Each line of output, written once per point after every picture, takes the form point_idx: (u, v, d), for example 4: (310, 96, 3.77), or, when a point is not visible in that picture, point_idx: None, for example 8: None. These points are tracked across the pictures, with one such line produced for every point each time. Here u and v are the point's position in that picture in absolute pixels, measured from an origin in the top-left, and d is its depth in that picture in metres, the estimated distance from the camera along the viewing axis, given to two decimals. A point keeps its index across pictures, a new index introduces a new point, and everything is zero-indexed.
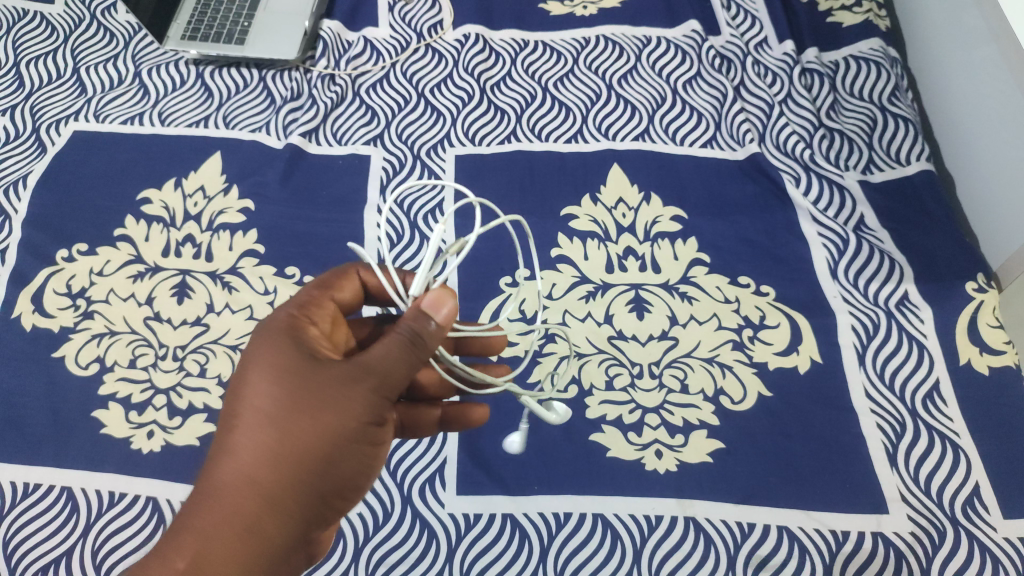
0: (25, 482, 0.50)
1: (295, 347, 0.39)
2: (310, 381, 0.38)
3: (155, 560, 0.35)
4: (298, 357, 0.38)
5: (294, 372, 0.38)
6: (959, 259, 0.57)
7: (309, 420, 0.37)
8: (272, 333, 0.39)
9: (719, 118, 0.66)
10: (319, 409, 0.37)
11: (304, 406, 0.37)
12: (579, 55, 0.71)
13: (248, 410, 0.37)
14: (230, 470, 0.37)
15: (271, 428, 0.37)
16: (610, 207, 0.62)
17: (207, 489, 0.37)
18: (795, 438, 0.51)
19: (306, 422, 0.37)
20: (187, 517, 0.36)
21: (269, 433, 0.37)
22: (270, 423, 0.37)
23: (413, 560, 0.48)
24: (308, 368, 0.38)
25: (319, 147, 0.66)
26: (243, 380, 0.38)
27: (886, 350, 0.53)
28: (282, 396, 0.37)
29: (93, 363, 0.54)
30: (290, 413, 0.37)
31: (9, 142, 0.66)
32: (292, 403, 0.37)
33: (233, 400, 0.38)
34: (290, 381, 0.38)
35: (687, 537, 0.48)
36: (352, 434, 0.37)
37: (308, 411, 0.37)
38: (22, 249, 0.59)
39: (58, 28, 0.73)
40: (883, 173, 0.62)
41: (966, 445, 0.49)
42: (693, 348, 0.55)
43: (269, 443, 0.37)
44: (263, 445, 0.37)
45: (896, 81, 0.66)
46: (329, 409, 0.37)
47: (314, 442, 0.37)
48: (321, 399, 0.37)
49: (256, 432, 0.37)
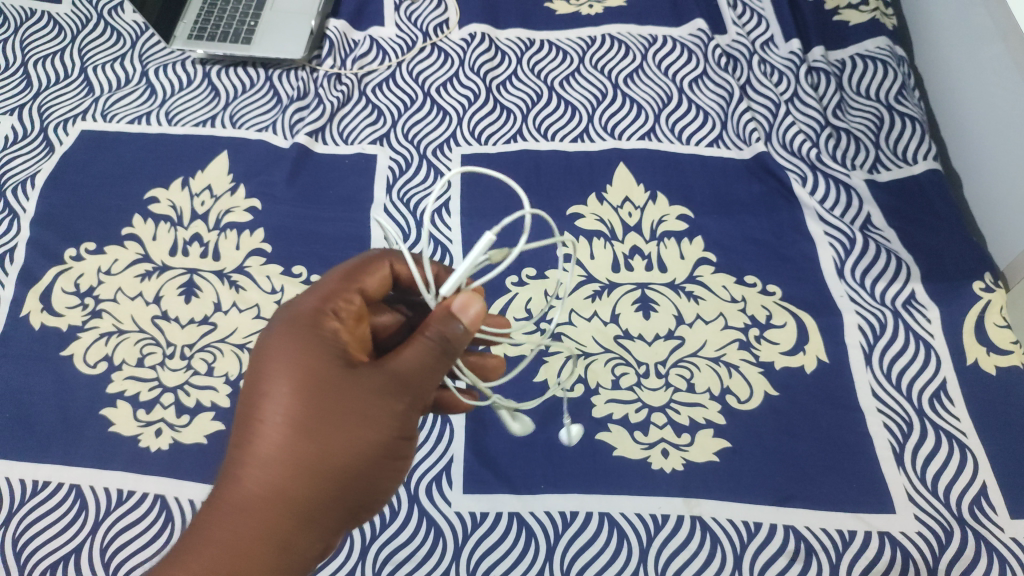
0: (34, 480, 0.50)
1: (324, 354, 0.38)
2: (344, 395, 0.37)
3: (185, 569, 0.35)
4: (329, 367, 0.37)
5: (327, 384, 0.37)
6: (966, 258, 0.57)
7: (344, 436, 0.37)
8: (299, 337, 0.38)
9: (725, 117, 0.66)
10: (353, 426, 0.37)
11: (339, 422, 0.37)
12: (585, 54, 0.71)
13: (277, 422, 0.37)
14: (259, 482, 0.36)
15: (304, 445, 0.36)
16: (616, 206, 0.62)
17: (236, 500, 0.36)
18: (801, 437, 0.51)
19: (340, 438, 0.37)
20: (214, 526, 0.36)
21: (302, 449, 0.36)
22: (304, 439, 0.36)
23: (420, 558, 0.48)
24: (340, 380, 0.37)
25: (326, 146, 0.66)
26: (270, 389, 0.37)
27: (892, 349, 0.53)
28: (314, 409, 0.37)
29: (101, 361, 0.55)
30: (323, 428, 0.36)
31: (17, 141, 0.66)
32: (325, 418, 0.37)
33: (258, 408, 0.37)
34: (323, 394, 0.37)
35: (694, 536, 0.48)
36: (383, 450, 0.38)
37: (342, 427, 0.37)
38: (31, 248, 0.60)
39: (65, 28, 0.73)
40: (890, 172, 0.62)
41: (973, 444, 0.49)
42: (699, 347, 0.55)
43: (302, 458, 0.36)
44: (295, 460, 0.36)
45: (903, 80, 0.65)
46: (363, 426, 0.37)
47: (347, 458, 0.37)
48: (356, 415, 0.37)
49: (288, 446, 0.36)
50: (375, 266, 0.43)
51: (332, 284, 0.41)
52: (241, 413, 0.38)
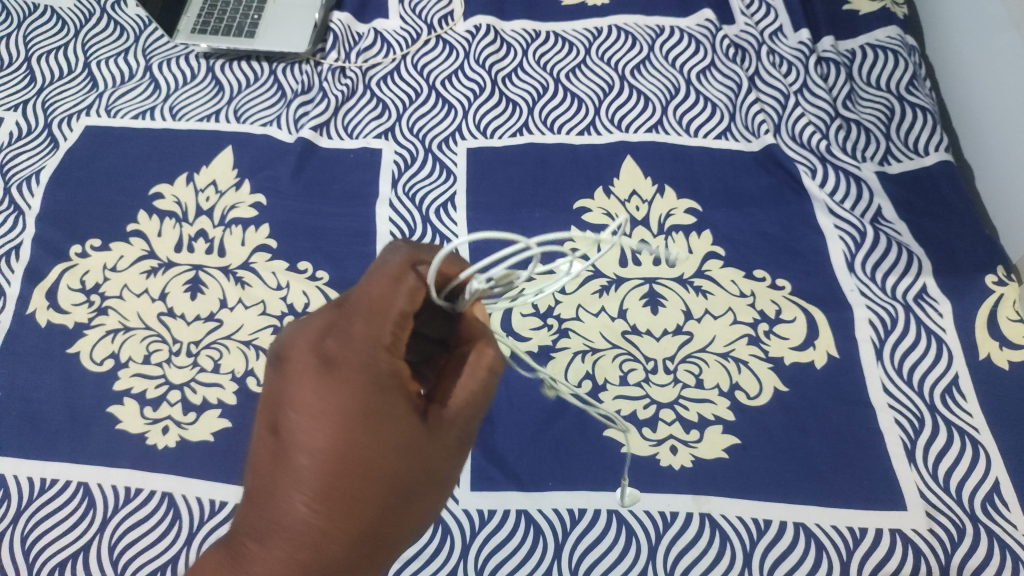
0: (41, 478, 0.50)
1: (380, 398, 0.35)
2: (406, 453, 0.35)
3: None
4: (392, 419, 0.35)
5: (392, 440, 0.35)
6: (979, 251, 0.56)
7: (405, 497, 0.36)
8: (354, 383, 0.35)
9: (734, 109, 0.65)
10: (416, 484, 0.36)
11: (402, 483, 0.36)
12: (591, 46, 0.70)
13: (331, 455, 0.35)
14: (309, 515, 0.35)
15: (361, 506, 0.35)
16: (624, 200, 0.61)
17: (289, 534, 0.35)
18: (811, 433, 0.50)
19: (400, 498, 0.36)
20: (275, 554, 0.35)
21: (360, 512, 0.35)
22: (362, 473, 0.35)
23: (428, 556, 0.48)
24: (404, 439, 0.35)
25: (331, 141, 0.65)
26: (323, 424, 0.35)
27: (903, 343, 0.53)
28: (369, 451, 0.35)
29: (108, 359, 0.54)
30: (380, 470, 0.35)
31: (21, 137, 0.66)
32: (373, 461, 0.35)
33: (308, 442, 0.35)
34: (387, 453, 0.35)
35: (703, 533, 0.47)
36: (434, 503, 0.38)
37: (403, 487, 0.36)
38: (36, 245, 0.59)
39: (68, 23, 0.73)
40: (902, 164, 0.61)
41: (985, 440, 0.49)
42: (708, 343, 0.54)
43: (359, 521, 0.35)
44: (351, 523, 0.35)
45: (914, 70, 0.65)
46: (422, 457, 0.36)
47: (402, 520, 0.36)
48: (418, 472, 0.36)
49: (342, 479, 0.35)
50: (405, 252, 0.38)
51: (373, 305, 0.36)
52: (280, 449, 0.36)
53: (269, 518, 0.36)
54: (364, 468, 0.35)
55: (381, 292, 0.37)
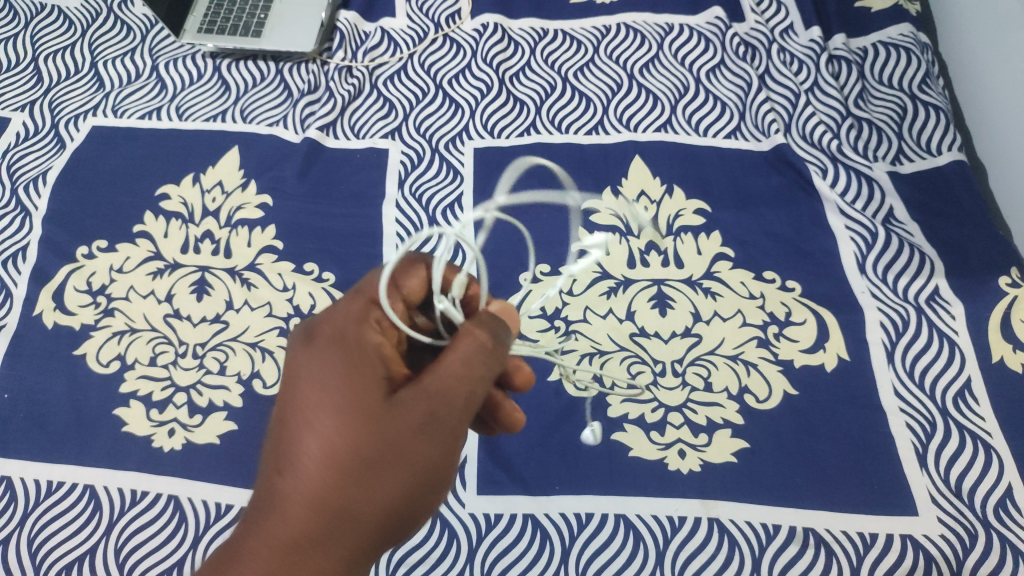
0: (48, 479, 0.50)
1: (355, 363, 0.37)
2: (372, 419, 0.36)
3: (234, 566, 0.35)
4: (357, 387, 0.36)
5: (357, 407, 0.36)
6: (992, 251, 0.55)
7: (377, 466, 0.35)
8: (332, 351, 0.38)
9: (744, 108, 0.65)
10: (388, 453, 0.35)
11: (371, 454, 0.35)
12: (599, 44, 0.69)
13: (308, 419, 0.36)
14: (289, 482, 0.36)
15: (334, 479, 0.35)
16: (632, 200, 0.61)
17: (273, 504, 0.36)
18: (821, 437, 0.50)
19: (374, 471, 0.35)
20: (262, 526, 0.36)
21: (335, 483, 0.35)
22: (334, 434, 0.36)
23: (435, 560, 0.47)
24: (370, 407, 0.36)
25: (337, 141, 0.65)
26: (303, 391, 0.37)
27: (915, 346, 0.52)
28: (339, 412, 0.36)
29: (114, 361, 0.54)
30: (349, 428, 0.36)
31: (28, 138, 0.66)
32: (342, 421, 0.36)
33: (292, 409, 0.37)
34: (353, 419, 0.36)
35: (711, 538, 0.47)
36: (418, 482, 0.36)
37: (373, 457, 0.35)
38: (43, 246, 0.59)
39: (75, 23, 0.73)
40: (914, 164, 0.60)
41: (998, 445, 0.48)
42: (716, 345, 0.54)
43: (334, 493, 0.35)
44: (326, 496, 0.35)
45: (927, 67, 0.64)
46: (395, 422, 0.36)
47: (377, 493, 0.36)
48: (387, 441, 0.35)
49: (317, 442, 0.36)
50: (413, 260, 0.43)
51: (365, 289, 0.40)
52: (273, 424, 0.38)
53: (260, 493, 0.37)
54: (333, 437, 0.36)
55: (372, 283, 0.41)
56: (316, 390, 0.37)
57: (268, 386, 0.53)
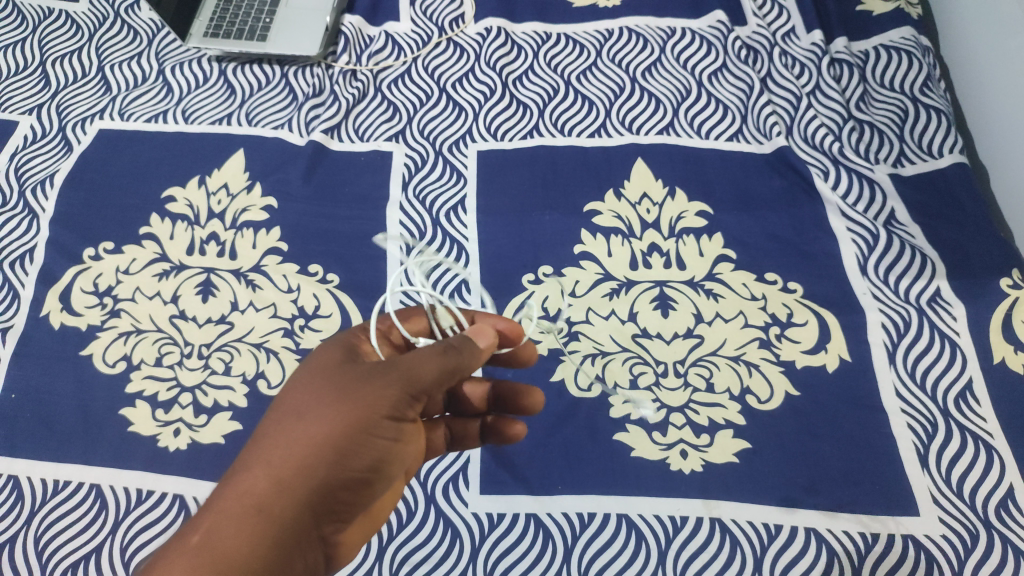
0: (55, 479, 0.50)
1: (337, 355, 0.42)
2: (328, 378, 0.40)
3: (196, 516, 0.37)
4: (328, 360, 0.42)
5: (321, 374, 0.41)
6: (993, 253, 0.55)
7: (320, 415, 0.39)
8: (321, 351, 0.43)
9: (746, 111, 0.65)
10: (330, 404, 0.39)
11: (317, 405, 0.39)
12: (602, 48, 0.70)
13: (287, 394, 0.41)
14: (259, 443, 0.39)
15: (284, 427, 0.39)
16: (634, 203, 0.61)
17: (242, 464, 0.38)
18: (822, 437, 0.50)
19: (316, 417, 0.38)
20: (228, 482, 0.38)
21: (283, 431, 0.39)
22: (305, 399, 0.40)
23: (437, 560, 0.47)
24: (329, 372, 0.41)
25: (342, 144, 0.66)
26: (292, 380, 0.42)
27: (917, 347, 0.52)
28: (314, 383, 0.40)
29: (120, 361, 0.55)
30: (317, 393, 0.40)
31: (35, 141, 0.67)
32: (314, 390, 0.40)
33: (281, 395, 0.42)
34: (312, 381, 0.41)
35: (713, 538, 0.47)
36: (358, 438, 0.38)
37: (318, 407, 0.39)
38: (50, 248, 0.60)
39: (82, 27, 0.74)
40: (916, 166, 0.61)
41: (999, 445, 0.48)
42: (719, 346, 0.54)
43: (283, 441, 0.38)
44: (274, 444, 0.38)
45: (928, 70, 0.64)
46: (357, 388, 0.39)
47: (316, 441, 0.38)
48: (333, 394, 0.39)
49: (290, 407, 0.40)
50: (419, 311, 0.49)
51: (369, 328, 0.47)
52: None
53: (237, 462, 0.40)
54: (295, 397, 0.40)
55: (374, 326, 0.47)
56: (299, 375, 0.42)
57: (273, 386, 0.54)
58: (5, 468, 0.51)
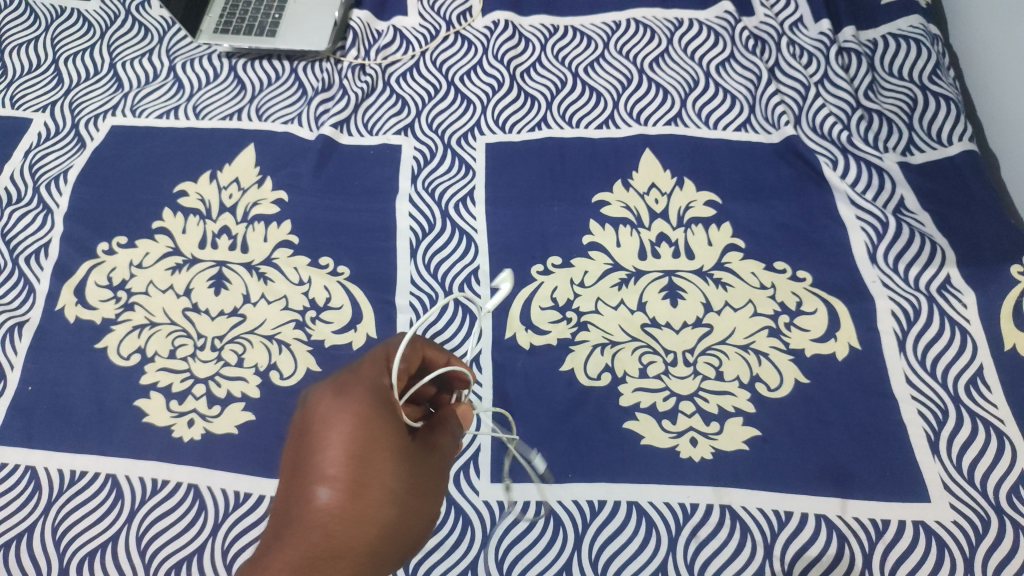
0: (71, 470, 0.51)
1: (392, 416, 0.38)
2: (386, 433, 0.37)
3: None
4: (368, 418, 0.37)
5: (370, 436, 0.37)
6: (1004, 240, 0.55)
7: (397, 497, 0.36)
8: (369, 400, 0.38)
9: (754, 102, 0.65)
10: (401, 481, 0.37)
11: (387, 475, 0.36)
12: (610, 40, 0.70)
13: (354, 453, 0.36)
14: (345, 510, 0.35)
15: (355, 494, 0.35)
16: (643, 193, 0.61)
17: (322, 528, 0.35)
18: (832, 425, 0.50)
19: (407, 497, 0.37)
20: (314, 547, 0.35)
21: (359, 500, 0.35)
22: (388, 470, 0.36)
23: (448, 548, 0.48)
24: (386, 435, 0.37)
25: (351, 137, 0.66)
26: (346, 427, 0.36)
27: (927, 335, 0.52)
28: (392, 450, 0.37)
29: (134, 353, 0.55)
30: (399, 471, 0.37)
31: (49, 138, 0.67)
32: (392, 465, 0.37)
33: (329, 441, 0.36)
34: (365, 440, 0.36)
35: (723, 525, 0.47)
36: (425, 514, 0.38)
37: (408, 485, 0.37)
38: (65, 243, 0.61)
39: (94, 25, 0.75)
40: (925, 154, 0.60)
41: (1010, 431, 0.48)
42: (728, 335, 0.54)
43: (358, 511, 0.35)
44: (351, 512, 0.35)
45: (937, 58, 0.64)
46: (427, 468, 0.39)
47: (392, 517, 0.36)
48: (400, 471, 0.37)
49: (373, 475, 0.36)
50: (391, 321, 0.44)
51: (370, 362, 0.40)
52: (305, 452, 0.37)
53: (298, 520, 0.35)
54: (367, 454, 0.36)
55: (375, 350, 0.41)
56: (358, 428, 0.36)
57: (285, 377, 0.54)
58: (23, 459, 0.52)
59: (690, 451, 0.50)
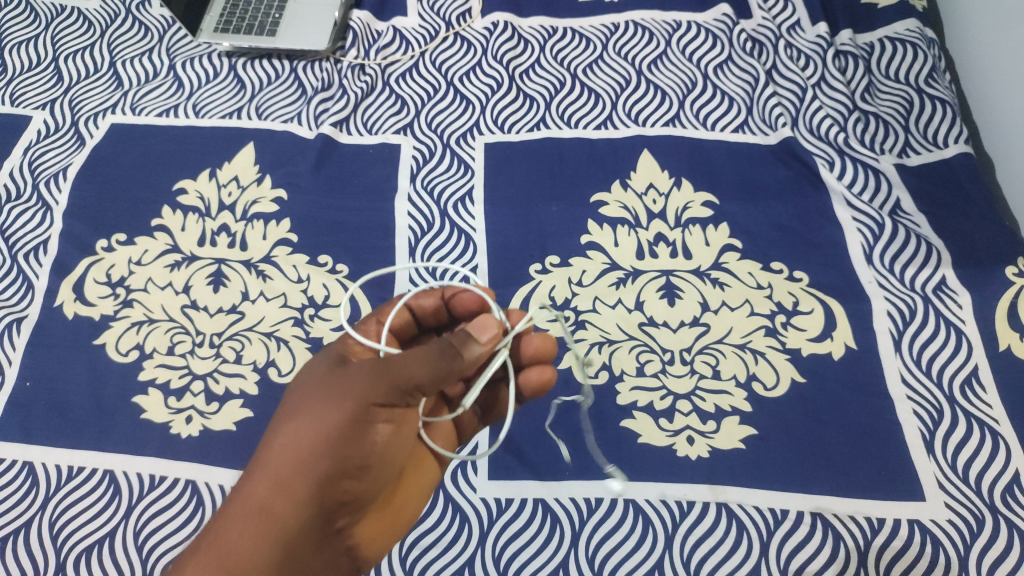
0: (68, 465, 0.51)
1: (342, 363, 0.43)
2: (328, 374, 0.42)
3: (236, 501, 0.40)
4: (322, 377, 0.42)
5: (318, 385, 0.42)
6: (999, 242, 0.55)
7: (324, 410, 0.40)
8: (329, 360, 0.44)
9: (751, 103, 0.66)
10: (331, 408, 0.40)
11: (318, 399, 0.41)
12: (608, 41, 0.70)
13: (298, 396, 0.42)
14: (283, 436, 0.41)
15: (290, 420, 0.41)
16: (641, 193, 0.61)
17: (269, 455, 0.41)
18: (827, 424, 0.50)
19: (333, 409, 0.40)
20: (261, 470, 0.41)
21: (291, 424, 0.41)
22: (321, 395, 0.41)
23: (445, 544, 0.48)
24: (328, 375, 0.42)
25: (350, 137, 0.66)
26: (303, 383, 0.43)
27: (922, 335, 0.53)
28: (329, 382, 0.42)
29: (133, 350, 0.55)
30: (331, 392, 0.41)
31: (49, 135, 0.67)
32: (325, 391, 0.41)
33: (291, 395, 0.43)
34: (313, 386, 0.42)
35: (720, 522, 0.47)
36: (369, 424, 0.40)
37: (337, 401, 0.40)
38: (64, 240, 0.61)
39: (94, 24, 0.75)
40: (921, 157, 0.61)
41: (1004, 431, 0.49)
42: (725, 334, 0.54)
43: (296, 441, 0.40)
44: (287, 435, 0.41)
45: (933, 62, 0.64)
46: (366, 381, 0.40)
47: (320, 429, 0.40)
48: (333, 399, 0.40)
49: (307, 403, 0.41)
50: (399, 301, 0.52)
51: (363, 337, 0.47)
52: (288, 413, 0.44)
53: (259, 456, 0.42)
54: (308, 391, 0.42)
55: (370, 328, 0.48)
56: (309, 380, 0.43)
57: (283, 374, 0.54)
58: (21, 455, 0.52)
59: (688, 449, 0.50)
